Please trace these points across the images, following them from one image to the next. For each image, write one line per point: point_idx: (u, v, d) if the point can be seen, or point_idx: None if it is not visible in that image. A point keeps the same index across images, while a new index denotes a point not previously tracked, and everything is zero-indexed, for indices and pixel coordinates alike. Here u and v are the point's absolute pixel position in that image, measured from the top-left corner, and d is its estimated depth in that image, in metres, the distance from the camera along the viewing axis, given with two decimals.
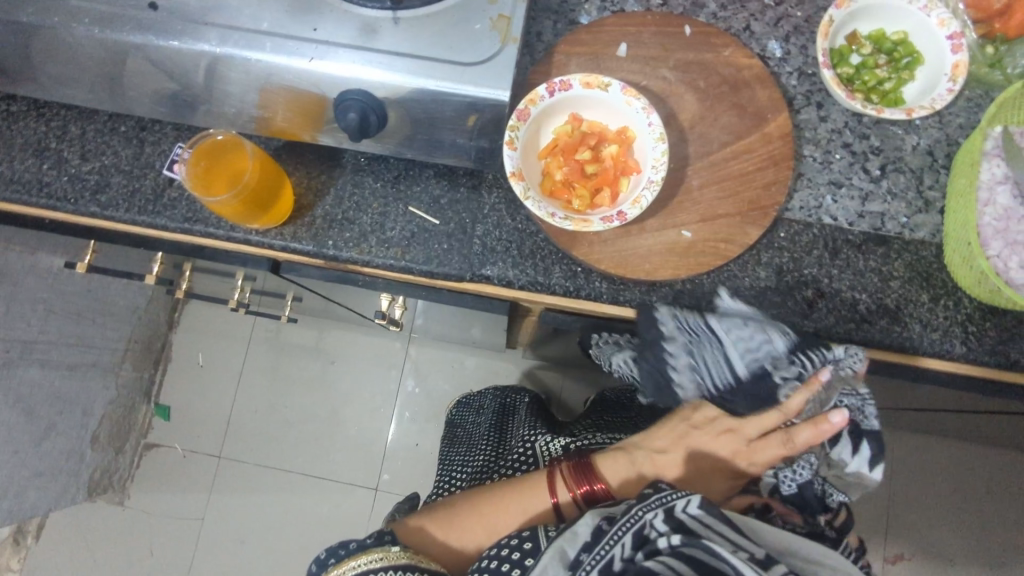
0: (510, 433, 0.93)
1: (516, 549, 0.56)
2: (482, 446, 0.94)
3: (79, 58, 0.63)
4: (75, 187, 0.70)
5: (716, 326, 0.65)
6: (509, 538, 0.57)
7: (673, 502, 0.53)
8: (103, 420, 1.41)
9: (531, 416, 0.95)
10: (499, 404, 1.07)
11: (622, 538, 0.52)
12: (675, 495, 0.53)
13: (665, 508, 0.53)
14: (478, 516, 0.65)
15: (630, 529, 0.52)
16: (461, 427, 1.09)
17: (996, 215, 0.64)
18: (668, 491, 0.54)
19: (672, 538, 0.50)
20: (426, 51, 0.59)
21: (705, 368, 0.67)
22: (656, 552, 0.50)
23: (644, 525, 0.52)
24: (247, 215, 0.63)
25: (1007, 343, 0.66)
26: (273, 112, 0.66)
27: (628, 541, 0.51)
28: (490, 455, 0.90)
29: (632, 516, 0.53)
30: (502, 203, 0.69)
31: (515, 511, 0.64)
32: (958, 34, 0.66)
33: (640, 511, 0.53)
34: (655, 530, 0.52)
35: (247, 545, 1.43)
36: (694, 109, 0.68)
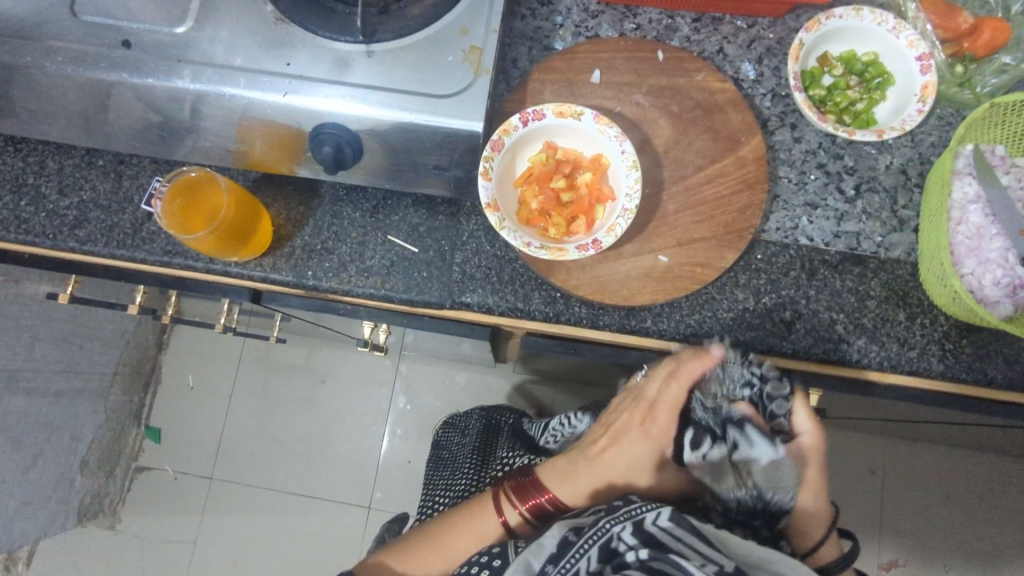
0: (494, 454, 0.93)
1: (485, 566, 0.58)
2: (466, 469, 0.93)
3: (55, 96, 0.63)
4: (53, 222, 0.70)
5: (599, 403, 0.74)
6: (480, 556, 0.59)
7: (642, 514, 0.53)
8: (92, 445, 1.40)
9: (515, 436, 0.95)
10: (485, 424, 1.06)
11: (588, 551, 0.52)
12: (645, 508, 0.53)
13: (633, 521, 0.53)
14: (432, 542, 0.66)
15: (596, 542, 0.52)
16: (449, 446, 1.09)
17: (968, 234, 0.65)
18: (640, 504, 0.54)
19: (640, 553, 0.50)
20: (400, 84, 0.60)
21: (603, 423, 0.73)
22: (624, 566, 0.50)
23: (612, 537, 0.52)
24: (226, 248, 0.63)
25: (984, 360, 0.66)
26: (250, 145, 0.66)
27: (595, 554, 0.52)
28: (475, 481, 0.89)
29: (599, 528, 0.53)
30: (481, 230, 0.69)
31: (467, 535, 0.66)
32: (926, 55, 0.67)
33: (609, 524, 0.54)
34: (623, 543, 0.52)
35: (241, 567, 1.43)
36: (668, 133, 0.69)
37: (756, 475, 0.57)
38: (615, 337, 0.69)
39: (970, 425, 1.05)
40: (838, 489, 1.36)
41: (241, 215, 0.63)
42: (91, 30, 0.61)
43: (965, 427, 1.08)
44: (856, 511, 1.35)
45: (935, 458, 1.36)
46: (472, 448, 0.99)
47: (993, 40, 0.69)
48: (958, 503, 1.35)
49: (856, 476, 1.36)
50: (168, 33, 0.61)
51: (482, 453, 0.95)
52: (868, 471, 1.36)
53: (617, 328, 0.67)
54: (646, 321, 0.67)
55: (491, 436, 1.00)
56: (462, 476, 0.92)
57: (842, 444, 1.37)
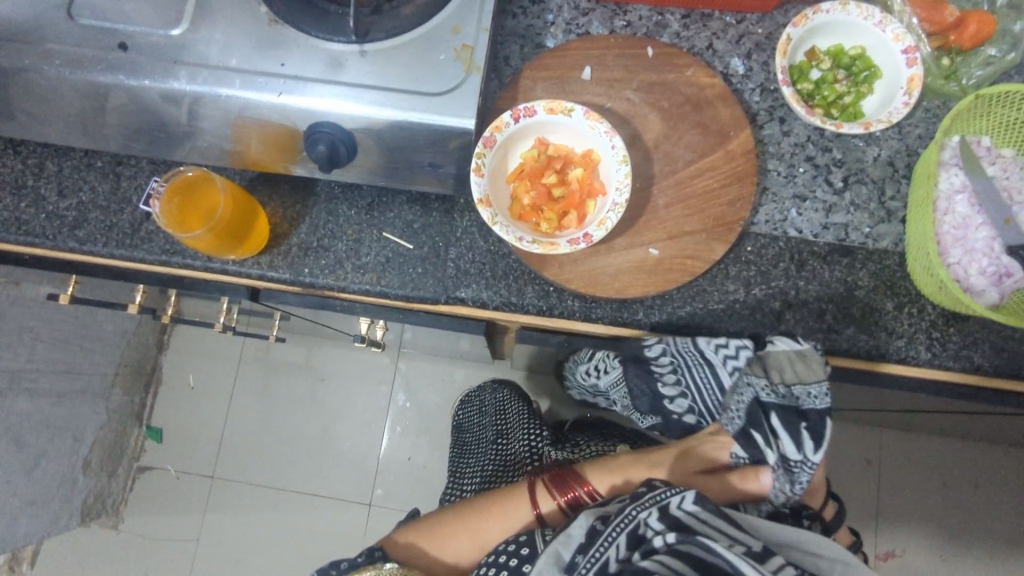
0: (517, 438, 1.03)
1: (514, 555, 0.65)
2: (493, 457, 1.03)
3: (53, 99, 0.64)
4: (53, 223, 0.71)
5: (702, 348, 0.67)
6: (508, 544, 0.67)
7: (668, 499, 0.61)
8: (94, 446, 1.41)
9: (534, 420, 1.07)
10: (500, 408, 1.16)
11: (617, 538, 0.59)
12: (670, 493, 0.61)
13: (659, 507, 0.60)
14: (467, 530, 0.77)
15: (624, 529, 0.60)
16: (469, 433, 1.19)
17: (954, 224, 0.67)
18: (663, 490, 0.62)
19: (668, 537, 0.56)
20: (392, 84, 0.61)
21: (695, 387, 0.71)
22: (653, 550, 0.57)
23: (639, 524, 0.60)
24: (224, 247, 0.64)
25: (971, 348, 0.67)
26: (247, 144, 0.67)
27: (623, 541, 0.59)
28: (505, 467, 0.99)
29: (626, 516, 0.60)
30: (475, 226, 0.70)
31: (498, 524, 0.77)
32: (912, 48, 0.68)
33: (635, 511, 0.61)
34: (650, 528, 0.59)
35: (245, 565, 1.44)
36: (658, 128, 0.70)
37: (770, 370, 0.67)
38: (609, 329, 0.70)
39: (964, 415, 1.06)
40: (834, 481, 1.37)
41: (237, 215, 0.64)
42: (89, 34, 0.61)
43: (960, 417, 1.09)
44: (853, 502, 1.36)
45: (930, 448, 1.37)
46: (492, 434, 1.09)
47: (978, 33, 0.70)
48: (954, 494, 1.36)
49: (852, 468, 1.37)
50: (164, 35, 0.62)
51: (506, 437, 1.06)
52: (864, 462, 1.37)
53: (609, 320, 0.68)
54: (639, 313, 0.68)
55: (507, 418, 1.11)
56: (490, 462, 1.02)
57: (839, 436, 1.38)
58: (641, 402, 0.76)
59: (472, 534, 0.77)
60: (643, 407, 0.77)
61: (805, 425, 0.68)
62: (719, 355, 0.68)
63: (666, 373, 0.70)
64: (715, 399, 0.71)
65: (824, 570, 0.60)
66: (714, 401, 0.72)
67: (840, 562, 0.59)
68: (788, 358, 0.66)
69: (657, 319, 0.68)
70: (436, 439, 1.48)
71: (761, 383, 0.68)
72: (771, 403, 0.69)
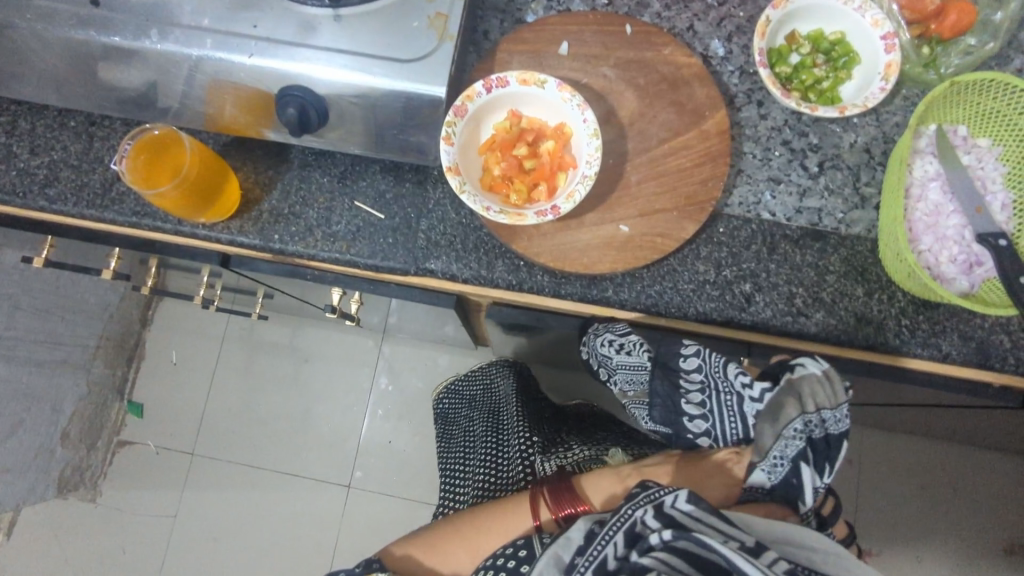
0: (504, 432, 0.98)
1: (511, 558, 0.62)
2: (477, 454, 0.99)
3: (24, 54, 0.64)
4: (24, 181, 0.71)
5: (728, 373, 0.64)
6: (506, 548, 0.63)
7: (662, 497, 0.55)
8: (73, 418, 1.41)
9: (524, 412, 1.02)
10: (490, 400, 1.11)
11: (614, 537, 0.54)
12: (663, 491, 0.55)
13: (654, 504, 0.54)
14: (463, 543, 0.71)
15: (620, 528, 0.55)
16: (457, 422, 1.14)
17: (925, 211, 0.67)
18: (658, 487, 0.56)
19: (664, 534, 0.52)
20: (363, 47, 0.61)
21: (720, 419, 0.67)
22: (648, 549, 0.52)
23: (635, 522, 0.54)
24: (190, 208, 0.64)
25: (939, 336, 0.67)
26: (219, 108, 0.67)
27: (620, 539, 0.54)
28: (491, 469, 0.94)
29: (621, 515, 0.55)
30: (447, 198, 0.70)
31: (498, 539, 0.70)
32: (890, 34, 0.68)
33: (630, 509, 0.55)
34: (646, 527, 0.54)
35: (221, 543, 1.44)
36: (634, 106, 0.69)
37: (804, 401, 0.60)
38: (578, 307, 0.70)
39: (941, 415, 1.06)
40: None
41: (205, 173, 0.63)
42: None
43: (938, 418, 1.09)
44: None
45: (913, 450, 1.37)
46: (479, 427, 1.05)
47: (959, 22, 0.69)
48: (935, 499, 1.36)
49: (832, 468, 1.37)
50: None
51: (492, 431, 1.01)
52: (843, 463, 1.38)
53: (578, 298, 0.68)
54: (608, 290, 0.68)
55: (499, 412, 1.06)
56: (476, 457, 0.98)
57: None
58: (656, 411, 0.69)
59: (470, 549, 0.71)
60: (659, 419, 0.70)
61: (833, 452, 0.62)
62: (745, 390, 0.64)
63: (693, 388, 0.67)
64: (735, 431, 0.67)
65: (818, 564, 0.54)
66: (734, 431, 0.67)
67: (835, 555, 0.54)
68: (821, 383, 0.60)
69: (627, 298, 0.68)
70: (418, 423, 1.48)
71: (803, 424, 0.61)
72: (811, 440, 0.61)
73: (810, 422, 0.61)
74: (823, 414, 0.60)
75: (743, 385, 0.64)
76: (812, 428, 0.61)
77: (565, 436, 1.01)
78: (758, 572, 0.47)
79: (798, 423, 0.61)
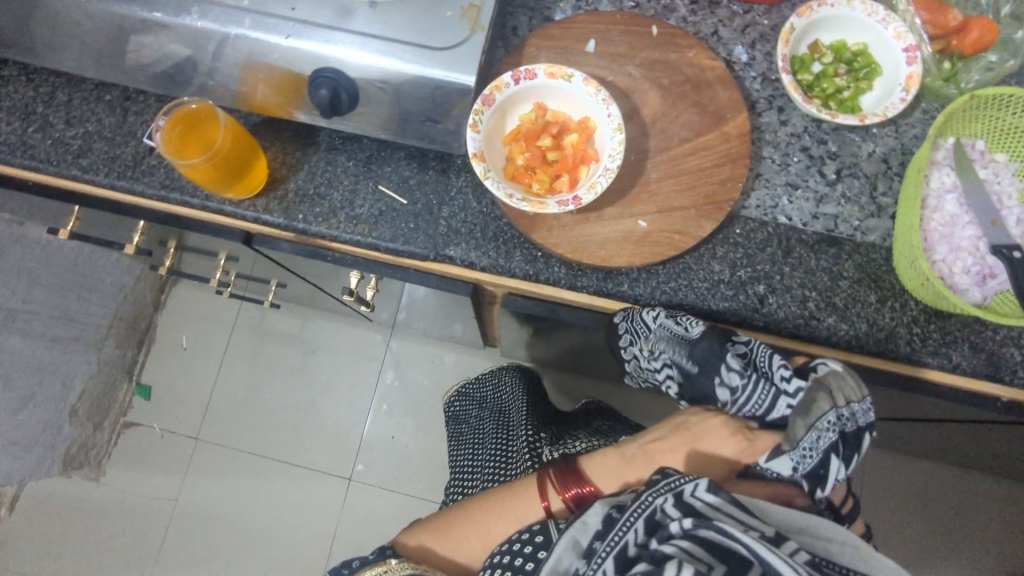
0: (512, 430, 1.00)
1: (527, 543, 0.61)
2: (486, 449, 0.99)
3: (67, 27, 0.66)
4: (58, 150, 0.72)
5: (773, 361, 0.63)
6: (521, 534, 0.63)
7: (681, 487, 0.56)
8: (83, 395, 1.44)
9: (531, 412, 1.05)
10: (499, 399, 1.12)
11: (634, 523, 0.54)
12: (682, 480, 0.56)
13: (674, 493, 0.55)
14: (473, 529, 0.69)
15: (641, 515, 0.55)
16: (465, 421, 1.14)
17: (942, 221, 0.68)
18: (678, 477, 0.57)
19: (684, 522, 0.52)
20: (397, 34, 0.62)
21: (746, 397, 0.66)
22: (668, 536, 0.52)
23: (655, 510, 0.55)
24: (219, 182, 0.66)
25: (950, 346, 0.67)
26: (253, 87, 0.69)
27: (641, 526, 0.54)
28: (499, 461, 0.95)
29: (642, 502, 0.56)
30: (469, 186, 0.71)
31: (508, 525, 0.69)
32: (913, 47, 0.69)
33: (650, 498, 0.56)
34: (667, 515, 0.54)
35: (220, 528, 1.44)
36: (657, 105, 0.71)
37: (834, 395, 0.59)
38: (593, 300, 0.71)
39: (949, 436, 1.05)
40: None
41: (237, 149, 0.65)
42: None
43: (944, 439, 1.08)
44: None
45: (919, 473, 1.36)
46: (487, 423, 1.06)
47: (981, 39, 0.70)
48: (939, 524, 1.34)
49: None
50: None
51: (500, 428, 1.03)
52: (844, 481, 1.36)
53: (594, 291, 0.69)
54: (623, 284, 0.69)
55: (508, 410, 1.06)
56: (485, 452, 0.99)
57: None
58: (698, 344, 0.66)
59: (481, 536, 0.69)
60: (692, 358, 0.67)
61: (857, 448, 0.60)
62: (781, 383, 0.63)
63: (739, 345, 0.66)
64: (756, 408, 0.65)
65: (835, 555, 0.53)
66: (753, 408, 0.66)
67: (849, 544, 0.53)
68: (844, 379, 0.60)
69: (641, 293, 0.69)
70: (421, 419, 1.48)
71: (834, 416, 0.58)
72: (840, 433, 0.59)
73: (842, 412, 0.59)
74: (854, 405, 0.59)
75: (782, 374, 0.62)
76: (844, 419, 0.59)
77: (573, 433, 1.01)
78: (781, 561, 0.48)
79: (830, 413, 0.59)
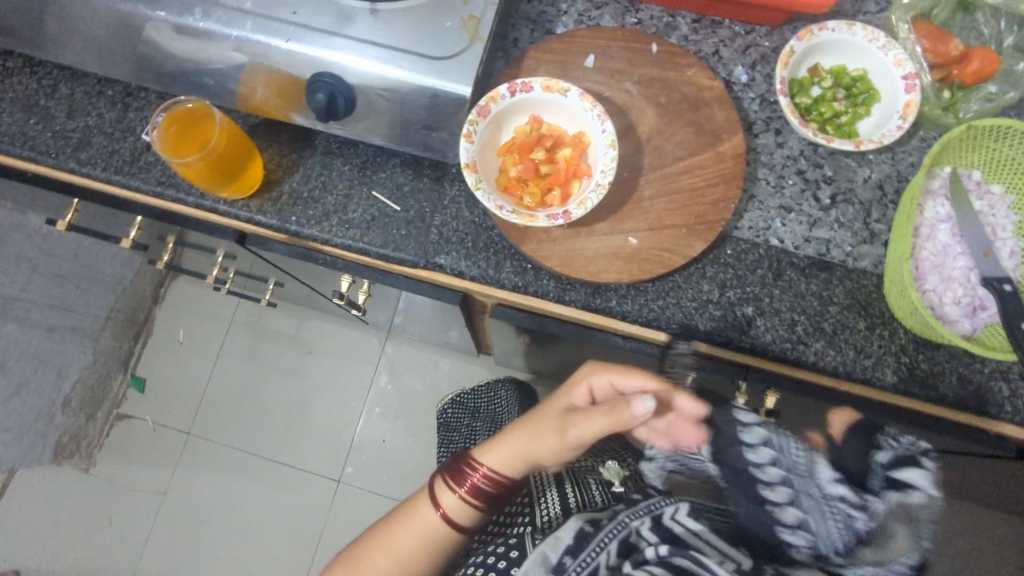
0: None
1: (501, 557, 0.66)
2: None
3: (72, 23, 0.67)
4: (57, 142, 0.73)
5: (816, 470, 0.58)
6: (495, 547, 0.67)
7: (661, 510, 0.60)
8: (76, 384, 1.49)
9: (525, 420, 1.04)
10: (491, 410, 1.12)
11: (609, 544, 0.58)
12: (663, 505, 0.60)
13: (652, 517, 0.59)
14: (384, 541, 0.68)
15: (617, 536, 0.59)
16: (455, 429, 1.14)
17: (933, 251, 0.67)
18: (657, 501, 0.61)
19: (660, 548, 0.56)
20: (396, 42, 0.63)
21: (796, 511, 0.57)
22: (643, 561, 0.56)
23: (632, 533, 0.59)
24: (214, 182, 0.66)
25: (937, 377, 0.67)
26: (252, 89, 0.69)
27: (615, 547, 0.58)
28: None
29: (619, 523, 0.60)
30: (463, 196, 0.72)
31: (410, 531, 0.68)
32: (912, 75, 0.69)
33: (628, 520, 0.60)
34: (644, 538, 0.58)
35: (206, 524, 1.44)
36: (653, 123, 0.71)
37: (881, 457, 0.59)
38: (581, 315, 0.71)
39: None
40: None
41: (232, 150, 0.65)
42: None
43: None
44: None
45: None
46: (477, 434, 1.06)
47: (982, 69, 0.70)
48: None
49: None
50: None
51: (491, 439, 1.03)
52: None
53: (582, 305, 0.69)
54: (612, 300, 0.69)
55: (499, 422, 1.06)
56: None
57: None
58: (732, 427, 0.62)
59: (385, 547, 0.67)
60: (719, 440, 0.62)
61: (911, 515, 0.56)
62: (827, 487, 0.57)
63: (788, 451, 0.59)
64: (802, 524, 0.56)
65: None
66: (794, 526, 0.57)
67: None
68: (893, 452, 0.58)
69: (629, 309, 0.68)
70: (413, 425, 1.48)
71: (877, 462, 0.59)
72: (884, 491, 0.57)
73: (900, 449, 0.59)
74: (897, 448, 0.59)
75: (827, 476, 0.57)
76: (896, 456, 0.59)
77: None
78: None
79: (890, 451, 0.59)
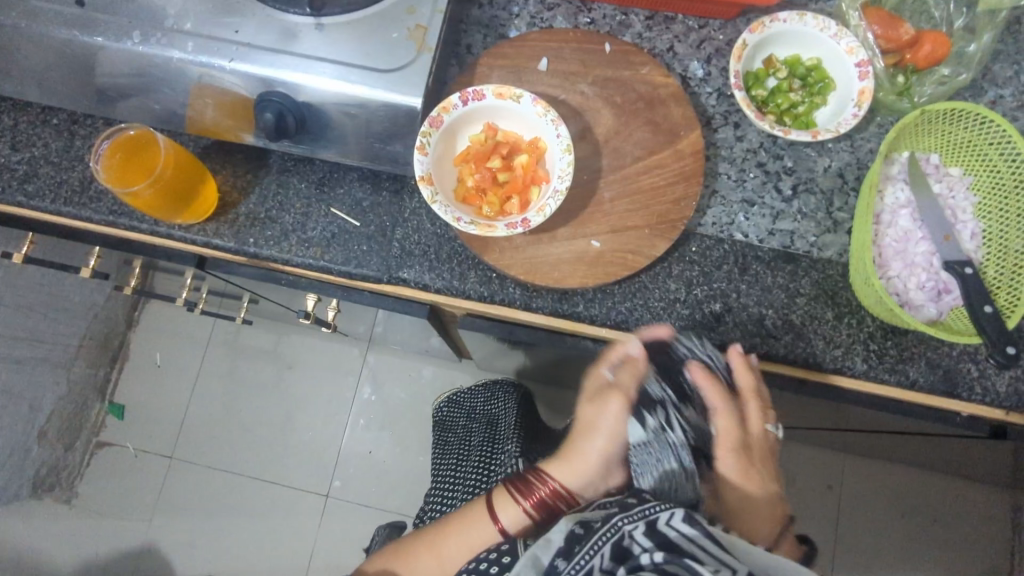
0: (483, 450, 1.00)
1: (494, 563, 0.60)
2: (461, 471, 1.00)
3: (9, 54, 0.65)
4: (4, 176, 0.71)
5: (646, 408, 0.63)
6: (489, 553, 0.62)
7: (657, 514, 0.53)
8: (53, 417, 1.42)
9: (509, 423, 1.03)
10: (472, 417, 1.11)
11: (602, 548, 0.52)
12: (659, 508, 0.54)
13: (647, 521, 0.53)
14: (430, 544, 0.67)
15: (609, 539, 0.52)
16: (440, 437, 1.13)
17: (896, 237, 0.67)
18: (654, 505, 0.54)
19: (655, 555, 0.50)
20: (345, 57, 0.62)
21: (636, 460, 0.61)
22: (637, 567, 0.50)
23: (624, 536, 0.52)
24: (166, 209, 0.65)
25: (906, 362, 0.67)
26: (200, 112, 0.68)
27: (607, 551, 0.52)
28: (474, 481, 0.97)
29: (612, 526, 0.53)
30: (423, 207, 0.71)
31: (460, 533, 0.66)
32: (864, 62, 0.69)
33: (621, 522, 0.53)
34: (638, 544, 0.52)
35: (194, 549, 1.42)
36: (611, 123, 0.70)
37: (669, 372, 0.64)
38: (549, 322, 0.70)
39: (931, 445, 1.03)
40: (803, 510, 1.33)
41: (180, 175, 0.64)
42: None
43: (926, 449, 1.07)
44: (821, 530, 1.32)
45: (908, 481, 1.33)
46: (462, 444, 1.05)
47: (934, 52, 0.71)
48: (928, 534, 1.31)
49: (813, 495, 1.33)
50: None
51: (476, 446, 1.02)
52: (825, 492, 1.33)
53: (549, 311, 0.68)
54: (578, 305, 0.68)
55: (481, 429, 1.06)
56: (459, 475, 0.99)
57: (813, 461, 1.34)
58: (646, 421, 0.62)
59: (433, 546, 0.67)
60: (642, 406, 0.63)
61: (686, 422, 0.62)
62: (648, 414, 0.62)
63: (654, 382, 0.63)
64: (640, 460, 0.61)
65: None
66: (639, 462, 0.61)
67: None
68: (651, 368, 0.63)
69: (596, 313, 0.68)
70: (399, 434, 1.47)
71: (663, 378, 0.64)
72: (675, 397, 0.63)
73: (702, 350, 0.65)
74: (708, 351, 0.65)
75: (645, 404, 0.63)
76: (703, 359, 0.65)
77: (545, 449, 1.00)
78: None
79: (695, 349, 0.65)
